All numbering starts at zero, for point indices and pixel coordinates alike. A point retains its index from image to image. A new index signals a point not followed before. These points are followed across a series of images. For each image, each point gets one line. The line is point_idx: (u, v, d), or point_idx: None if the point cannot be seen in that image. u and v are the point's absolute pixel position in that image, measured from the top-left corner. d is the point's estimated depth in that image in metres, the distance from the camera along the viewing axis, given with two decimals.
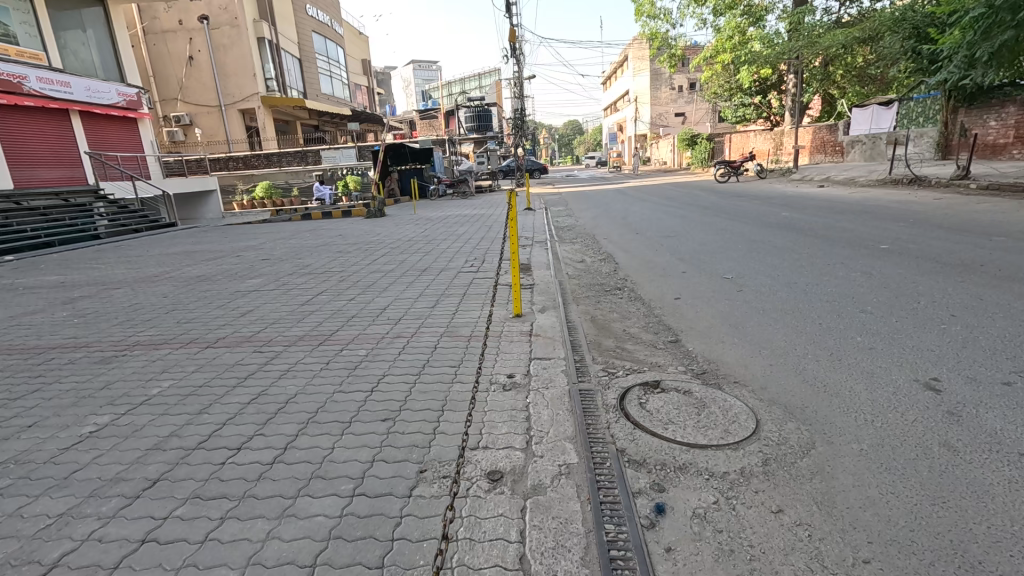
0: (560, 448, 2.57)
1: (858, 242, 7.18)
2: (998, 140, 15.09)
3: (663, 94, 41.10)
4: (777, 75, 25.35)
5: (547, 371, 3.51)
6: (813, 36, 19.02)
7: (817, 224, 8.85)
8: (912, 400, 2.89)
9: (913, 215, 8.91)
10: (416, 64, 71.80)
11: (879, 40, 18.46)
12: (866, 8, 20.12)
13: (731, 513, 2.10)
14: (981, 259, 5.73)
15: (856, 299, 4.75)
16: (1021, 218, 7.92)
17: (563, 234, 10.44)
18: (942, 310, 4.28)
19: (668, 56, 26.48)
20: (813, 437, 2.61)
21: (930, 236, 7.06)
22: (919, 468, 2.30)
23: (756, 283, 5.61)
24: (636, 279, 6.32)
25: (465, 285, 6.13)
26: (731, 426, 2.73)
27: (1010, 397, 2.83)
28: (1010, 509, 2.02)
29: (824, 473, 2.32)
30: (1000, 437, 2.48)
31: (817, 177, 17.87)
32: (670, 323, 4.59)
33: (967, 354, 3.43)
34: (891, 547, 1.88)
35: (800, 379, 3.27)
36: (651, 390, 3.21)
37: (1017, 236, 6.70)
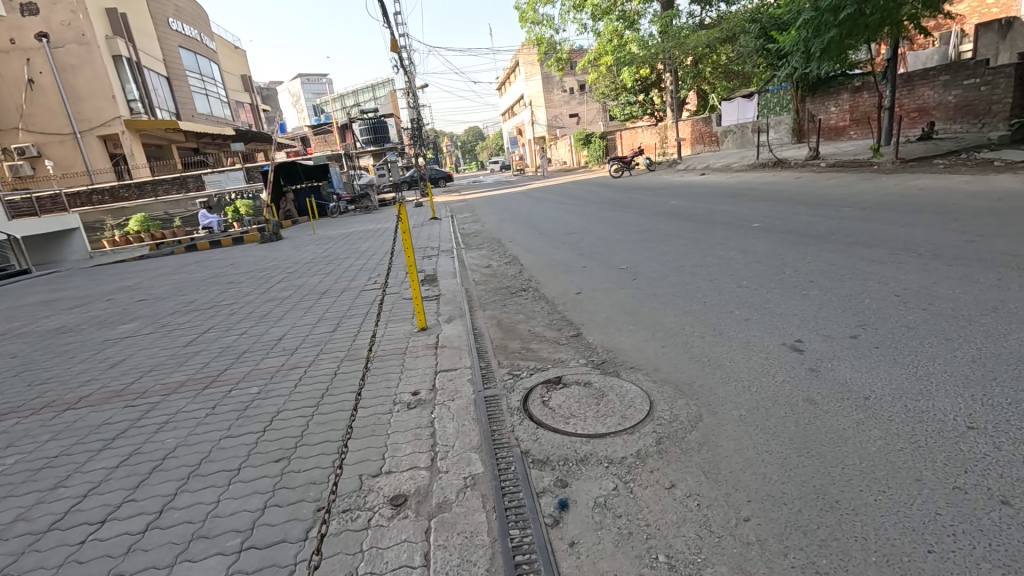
0: (466, 459, 2.54)
1: (734, 223, 7.86)
2: (838, 123, 17.25)
3: (555, 97, 42.50)
4: (656, 74, 27.20)
5: (453, 383, 3.45)
6: (680, 38, 20.76)
7: (699, 210, 9.61)
8: (780, 363, 3.20)
9: (778, 195, 9.93)
10: (304, 78, 68.61)
11: (736, 40, 20.43)
12: (723, 11, 22.12)
13: (629, 497, 2.19)
14: (831, 228, 6.51)
15: (734, 276, 5.19)
16: (862, 190, 9.09)
17: (469, 241, 10.46)
18: (804, 277, 4.79)
19: (556, 60, 27.42)
20: (700, 410, 2.80)
21: (792, 213, 7.90)
22: (787, 424, 2.55)
23: (649, 270, 5.96)
24: (539, 278, 6.46)
25: (367, 304, 5.92)
26: (628, 412, 2.85)
27: (856, 349, 3.22)
28: (863, 450, 2.27)
29: (709, 442, 2.49)
30: (850, 385, 2.82)
31: (699, 166, 19.45)
32: (572, 318, 4.75)
33: (822, 314, 3.87)
34: (766, 503, 2.05)
35: (688, 357, 3.50)
36: (554, 386, 3.27)
37: (860, 205, 7.68)
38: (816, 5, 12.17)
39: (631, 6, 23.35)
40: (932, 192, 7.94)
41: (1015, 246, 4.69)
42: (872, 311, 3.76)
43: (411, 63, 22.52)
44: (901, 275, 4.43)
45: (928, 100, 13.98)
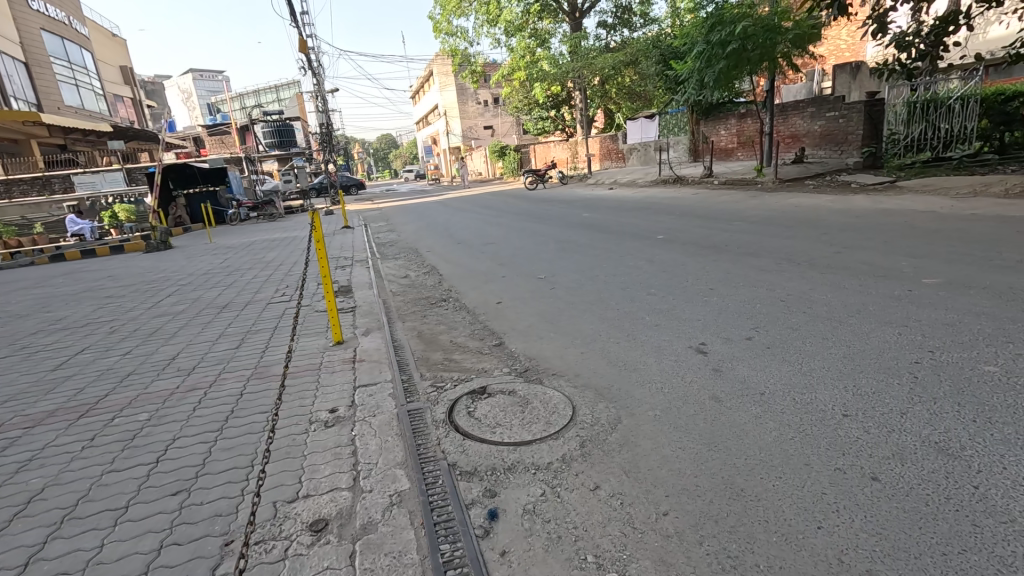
0: (391, 476, 2.45)
1: (641, 235, 8.38)
2: (728, 145, 19.06)
3: (470, 108, 42.85)
4: (566, 92, 28.36)
5: (374, 398, 3.32)
6: (589, 59, 21.89)
7: (609, 222, 10.14)
8: (688, 364, 3.45)
9: (679, 209, 10.74)
10: (197, 73, 63.21)
11: (638, 64, 21.91)
12: (626, 36, 23.66)
13: (557, 501, 2.23)
14: (726, 240, 7.14)
15: (643, 284, 5.53)
16: (749, 205, 10.11)
17: (385, 250, 10.18)
18: (705, 285, 5.20)
19: (470, 72, 27.66)
20: (619, 412, 2.93)
21: (692, 226, 8.58)
22: (697, 421, 2.75)
23: (566, 279, 6.16)
24: (460, 288, 6.44)
25: (276, 317, 5.54)
26: (552, 417, 2.92)
27: (751, 350, 3.56)
28: (762, 441, 2.50)
29: (629, 443, 2.62)
30: (748, 383, 3.10)
31: (608, 181, 20.54)
32: (493, 327, 4.78)
33: (721, 318, 4.23)
34: (681, 496, 2.19)
35: (606, 362, 3.66)
36: (479, 397, 3.26)
37: (748, 220, 8.52)
38: (708, 38, 13.46)
39: (543, 25, 24.25)
40: (805, 209, 9.02)
41: (871, 256, 5.46)
42: (762, 315, 4.18)
43: (319, 66, 21.58)
44: (785, 282, 4.97)
45: (799, 128, 15.91)
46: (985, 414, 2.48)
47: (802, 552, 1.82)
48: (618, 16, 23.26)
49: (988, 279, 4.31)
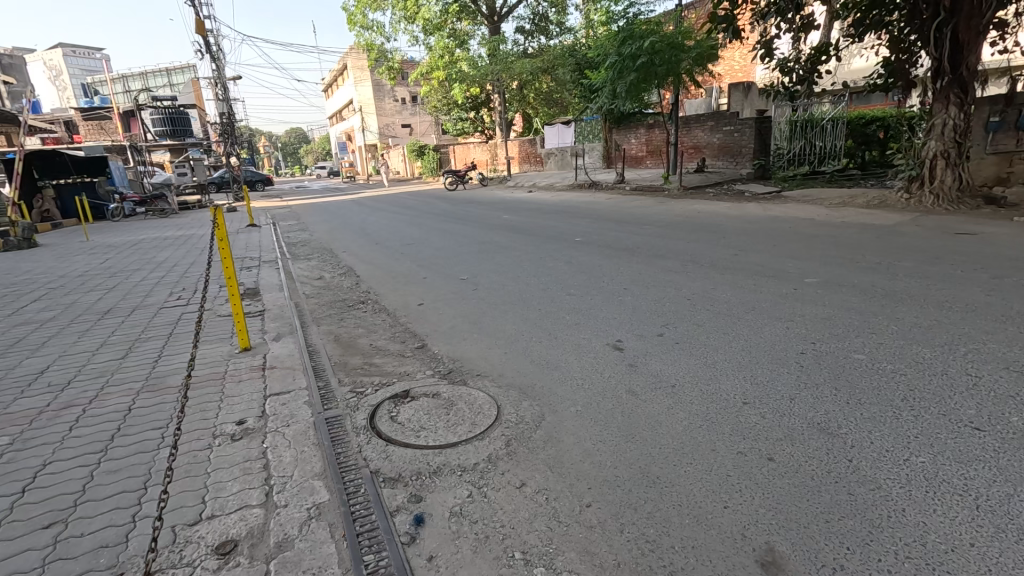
0: (308, 488, 2.32)
1: (560, 237, 8.62)
2: (638, 153, 20.17)
3: (386, 105, 41.71)
4: (485, 94, 28.53)
5: (287, 407, 3.12)
6: (507, 63, 22.19)
7: (530, 224, 10.32)
8: (606, 361, 3.60)
9: (594, 212, 11.20)
10: (68, 49, 55.79)
11: (555, 71, 22.57)
12: (543, 43, 24.27)
13: (484, 501, 2.23)
14: (637, 243, 7.55)
15: (563, 284, 5.69)
16: (658, 211, 10.77)
17: (295, 250, 9.61)
18: (620, 285, 5.46)
19: (387, 68, 26.93)
20: (543, 410, 2.99)
21: (606, 228, 8.98)
22: (616, 414, 2.88)
23: (488, 280, 6.18)
24: (379, 290, 6.24)
25: (171, 323, 5.02)
26: (478, 418, 2.92)
27: (662, 345, 3.79)
28: (675, 431, 2.67)
29: (553, 439, 2.69)
30: (660, 376, 3.30)
31: (527, 184, 20.90)
32: (415, 330, 4.68)
33: (636, 316, 4.47)
34: (603, 488, 2.28)
35: (529, 361, 3.72)
36: (402, 400, 3.18)
37: (657, 224, 9.08)
38: (620, 51, 14.16)
39: (461, 26, 24.20)
40: (706, 215, 9.78)
41: (763, 258, 6.03)
42: (671, 313, 4.47)
43: (219, 50, 19.93)
44: (691, 282, 5.35)
45: (701, 140, 17.11)
46: (857, 396, 2.83)
47: (710, 531, 1.97)
48: (536, 23, 23.80)
49: (856, 278, 4.92)
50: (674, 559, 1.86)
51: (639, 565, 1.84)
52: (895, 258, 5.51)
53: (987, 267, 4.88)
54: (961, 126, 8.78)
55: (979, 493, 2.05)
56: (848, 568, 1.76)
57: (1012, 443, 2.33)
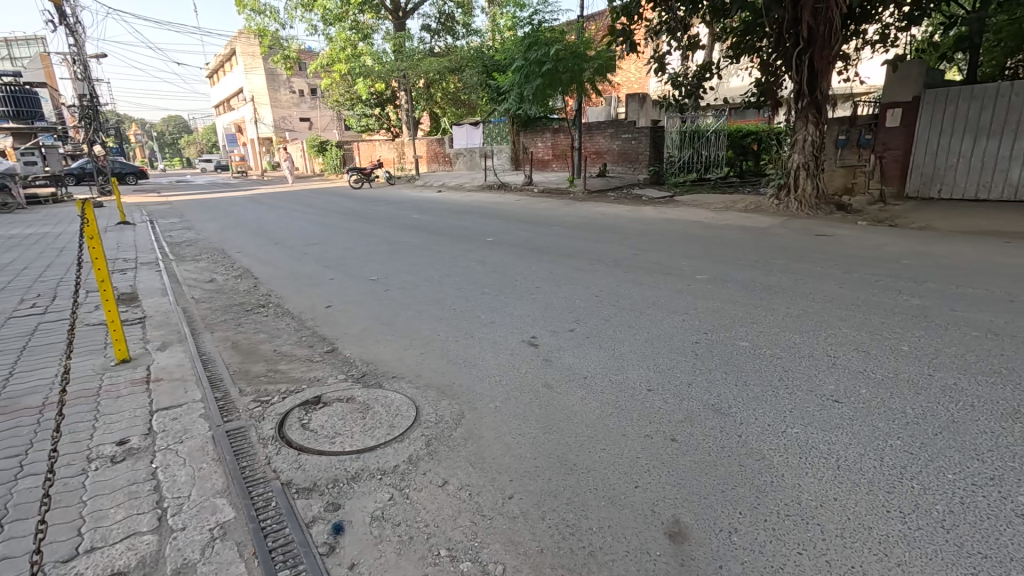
0: (210, 507, 2.14)
1: (472, 237, 8.64)
2: (545, 156, 20.69)
3: (282, 96, 39.08)
4: (391, 91, 27.78)
5: (181, 421, 2.84)
6: (414, 60, 21.79)
7: (440, 224, 10.23)
8: (521, 357, 3.70)
9: (505, 213, 11.39)
10: None
11: (462, 71, 22.59)
12: (451, 43, 24.20)
13: (406, 503, 2.19)
14: (547, 243, 7.80)
15: (476, 284, 5.73)
16: (565, 212, 11.19)
17: (180, 251, 8.69)
18: (533, 284, 5.61)
19: (283, 57, 25.20)
20: (462, 408, 3.01)
21: (517, 229, 9.15)
22: (533, 407, 2.97)
23: (399, 281, 6.05)
24: (281, 292, 5.85)
25: (24, 335, 4.32)
26: (396, 420, 2.86)
27: (573, 340, 3.96)
28: (590, 420, 2.80)
29: (474, 436, 2.71)
30: (573, 369, 3.46)
31: (436, 184, 20.69)
32: (324, 333, 4.46)
33: (549, 314, 4.61)
34: (524, 479, 2.34)
35: (447, 360, 3.71)
36: (313, 407, 3.02)
37: (565, 225, 9.44)
38: (526, 56, 14.50)
39: (364, 19, 23.38)
40: (609, 217, 10.34)
41: (661, 258, 6.52)
42: (581, 309, 4.68)
43: (79, 23, 17.46)
44: (598, 280, 5.64)
45: (602, 146, 17.89)
46: (743, 378, 3.18)
47: (624, 510, 2.11)
48: (442, 22, 23.62)
49: (739, 275, 5.49)
50: (593, 540, 1.97)
51: (560, 549, 1.92)
52: (769, 256, 6.23)
53: (840, 264, 5.70)
54: (818, 142, 10.12)
55: (840, 455, 2.40)
56: (742, 530, 1.98)
57: (862, 410, 2.75)
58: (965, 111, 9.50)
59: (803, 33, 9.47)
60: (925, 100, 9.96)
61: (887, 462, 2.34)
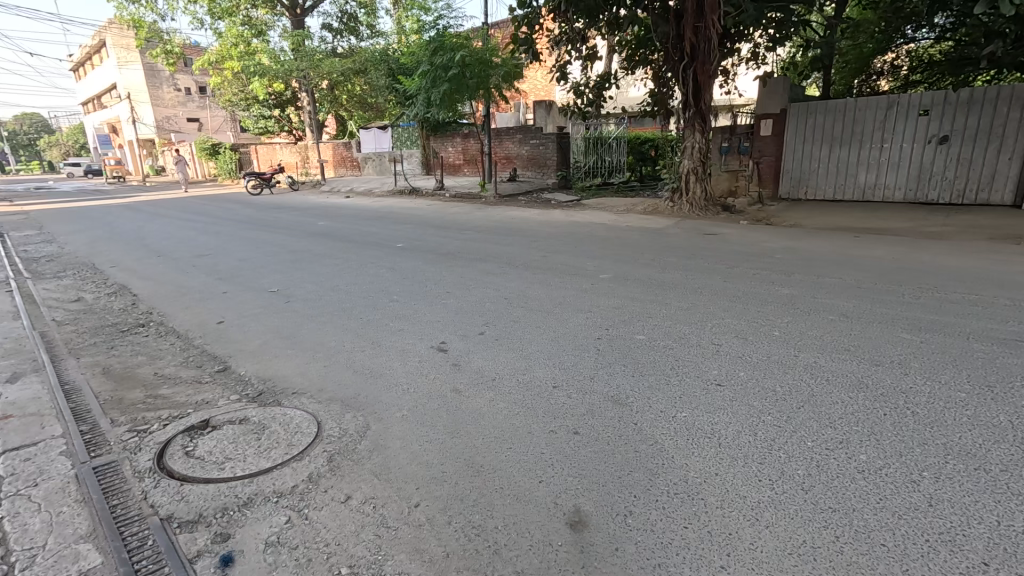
0: (71, 556, 1.90)
1: (381, 243, 8.42)
2: (456, 161, 20.68)
3: (165, 95, 35.62)
4: (291, 92, 26.36)
5: (35, 462, 2.49)
6: (314, 60, 20.78)
7: (346, 231, 9.85)
8: (430, 363, 3.66)
9: (416, 219, 11.24)
10: None
11: (368, 73, 21.94)
12: (354, 44, 23.42)
13: (304, 524, 2.09)
14: (458, 248, 7.80)
15: (385, 291, 5.60)
16: (476, 217, 11.27)
17: (37, 267, 7.60)
18: (443, 289, 5.57)
19: (164, 52, 22.96)
20: (368, 420, 2.92)
21: (428, 234, 9.07)
22: (441, 413, 2.96)
23: (302, 291, 5.74)
24: (165, 309, 5.32)
25: None
26: (294, 438, 2.71)
27: (482, 344, 3.99)
28: (499, 422, 2.84)
29: (379, 447, 2.65)
30: (482, 372, 3.48)
31: (344, 189, 19.87)
32: (215, 351, 4.13)
33: (458, 318, 4.61)
34: (432, 485, 2.33)
35: (351, 372, 3.57)
36: (200, 432, 2.78)
37: (477, 229, 9.50)
38: (431, 60, 14.41)
39: (258, 14, 21.98)
40: (519, 220, 10.56)
41: (567, 259, 6.76)
42: (490, 313, 4.73)
43: None
44: (508, 283, 5.73)
45: (511, 151, 18.25)
46: (640, 369, 3.40)
47: (529, 506, 2.17)
48: (344, 22, 22.83)
49: (637, 273, 5.84)
50: (498, 538, 2.00)
51: (466, 552, 1.93)
52: (664, 255, 6.70)
53: (725, 260, 6.27)
54: (705, 148, 11.06)
55: (721, 434, 2.64)
56: (637, 512, 2.10)
57: (740, 392, 3.05)
58: (823, 123, 10.85)
59: (686, 48, 10.29)
60: (791, 112, 11.23)
61: (759, 435, 2.61)
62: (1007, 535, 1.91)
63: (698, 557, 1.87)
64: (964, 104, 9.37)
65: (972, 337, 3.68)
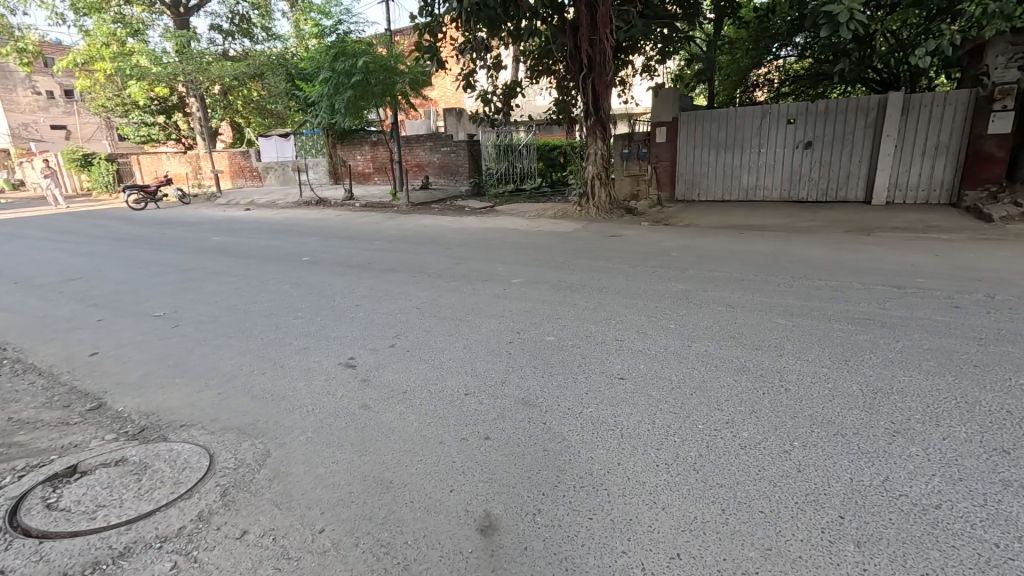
0: None
1: (285, 257, 7.98)
2: (365, 169, 20.09)
3: (21, 99, 31.26)
4: (177, 96, 24.19)
5: None
6: (201, 62, 19.10)
7: (245, 246, 9.22)
8: (337, 380, 3.53)
9: (323, 230, 10.77)
10: None
11: (264, 78, 20.61)
12: (248, 46, 21.93)
13: (192, 568, 1.92)
14: (368, 259, 7.58)
15: (289, 308, 5.31)
16: (389, 226, 11.02)
17: None
18: (351, 302, 5.39)
19: (15, 50, 20.10)
20: (267, 446, 2.75)
21: (336, 246, 8.74)
22: (348, 432, 2.85)
23: (194, 313, 5.29)
24: (23, 344, 4.66)
25: None
26: (182, 475, 2.49)
27: (392, 356, 3.91)
28: (410, 436, 2.78)
29: (280, 473, 2.50)
30: (393, 386, 3.41)
31: (243, 201, 18.54)
32: (86, 387, 3.68)
33: (368, 332, 4.48)
34: (338, 507, 2.24)
35: (249, 397, 3.34)
36: (66, 481, 2.47)
37: (388, 239, 9.30)
38: (333, 66, 13.90)
39: (133, 11, 19.92)
40: (433, 228, 10.49)
41: (480, 265, 6.82)
42: (402, 324, 4.64)
43: None
44: (420, 292, 5.67)
45: (422, 158, 18.07)
46: (549, 370, 3.50)
47: (439, 517, 2.15)
48: (235, 23, 21.39)
49: (547, 276, 6.03)
50: (408, 553, 1.97)
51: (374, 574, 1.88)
52: (573, 258, 6.96)
53: (628, 260, 6.65)
54: (607, 154, 11.64)
55: (623, 424, 2.79)
56: (545, 510, 2.16)
57: (641, 383, 3.25)
58: (709, 131, 11.84)
59: (584, 59, 10.79)
60: (682, 121, 12.15)
61: (657, 423, 2.80)
62: (858, 490, 2.19)
63: (601, 546, 1.96)
64: (822, 114, 10.66)
65: (832, 318, 4.19)
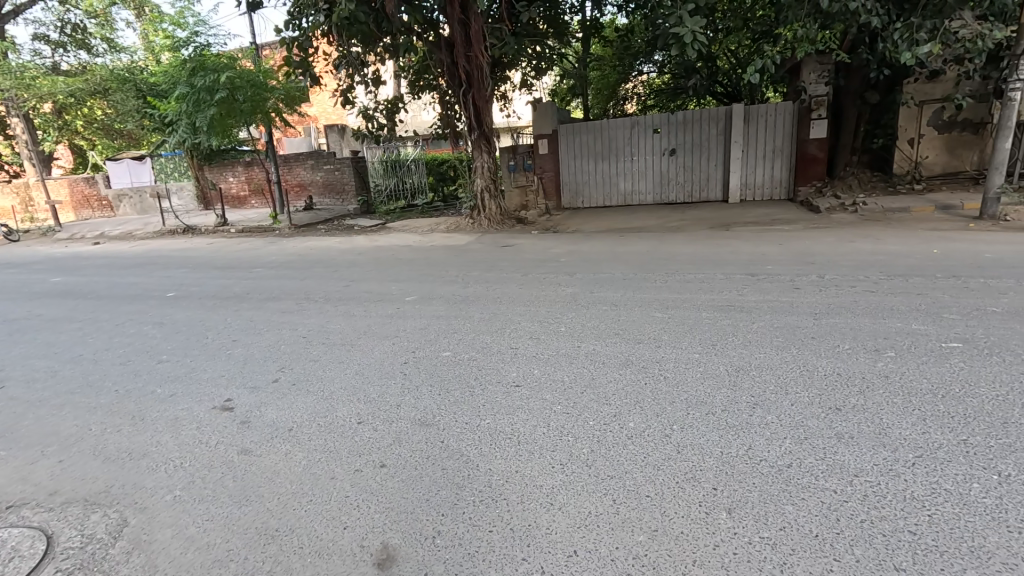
0: None
1: (145, 295, 7.10)
2: (239, 192, 18.55)
3: None
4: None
5: None
6: (23, 78, 16.23)
7: (94, 286, 8.04)
8: (210, 427, 3.18)
9: (192, 261, 9.76)
10: None
11: (110, 95, 18.24)
12: (85, 59, 19.23)
13: None
14: (244, 289, 7.00)
15: (151, 351, 4.71)
16: (268, 252, 10.27)
17: None
18: (227, 338, 4.92)
19: None
20: (124, 513, 2.41)
21: (208, 277, 7.95)
22: (225, 483, 2.58)
23: (24, 370, 4.49)
24: None
25: None
26: (9, 568, 2.09)
27: (276, 392, 3.62)
28: (297, 476, 2.59)
29: (141, 542, 2.20)
30: (276, 424, 3.15)
31: (91, 234, 16.18)
32: None
33: (247, 369, 4.11)
34: (213, 569, 2.01)
35: (101, 460, 2.90)
36: None
37: (269, 265, 8.66)
38: (191, 82, 12.65)
39: None
40: (319, 251, 9.97)
41: (370, 286, 6.59)
42: (287, 356, 4.32)
43: None
44: (306, 319, 5.32)
45: (304, 178, 17.12)
46: (445, 386, 3.46)
47: (332, 558, 2.02)
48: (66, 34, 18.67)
49: (441, 291, 5.98)
50: None
51: None
52: (466, 271, 6.99)
53: (519, 269, 6.82)
54: (492, 167, 11.88)
55: (519, 432, 2.83)
56: (445, 530, 2.12)
57: (535, 388, 3.32)
58: (586, 142, 12.59)
59: (462, 75, 10.96)
60: (560, 133, 12.78)
61: (551, 425, 2.87)
62: (728, 461, 2.43)
63: (503, 557, 1.96)
64: (680, 124, 11.80)
65: (701, 307, 4.64)
